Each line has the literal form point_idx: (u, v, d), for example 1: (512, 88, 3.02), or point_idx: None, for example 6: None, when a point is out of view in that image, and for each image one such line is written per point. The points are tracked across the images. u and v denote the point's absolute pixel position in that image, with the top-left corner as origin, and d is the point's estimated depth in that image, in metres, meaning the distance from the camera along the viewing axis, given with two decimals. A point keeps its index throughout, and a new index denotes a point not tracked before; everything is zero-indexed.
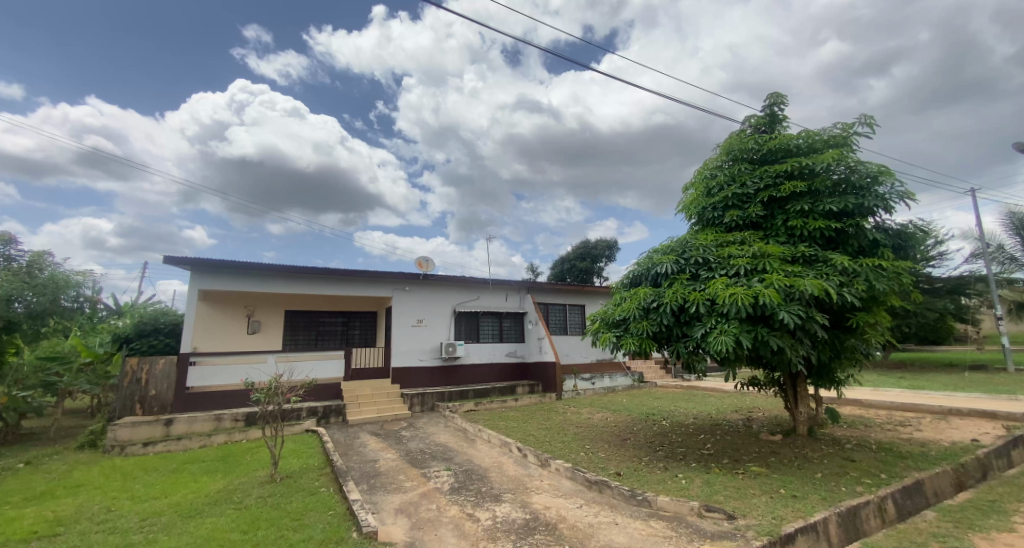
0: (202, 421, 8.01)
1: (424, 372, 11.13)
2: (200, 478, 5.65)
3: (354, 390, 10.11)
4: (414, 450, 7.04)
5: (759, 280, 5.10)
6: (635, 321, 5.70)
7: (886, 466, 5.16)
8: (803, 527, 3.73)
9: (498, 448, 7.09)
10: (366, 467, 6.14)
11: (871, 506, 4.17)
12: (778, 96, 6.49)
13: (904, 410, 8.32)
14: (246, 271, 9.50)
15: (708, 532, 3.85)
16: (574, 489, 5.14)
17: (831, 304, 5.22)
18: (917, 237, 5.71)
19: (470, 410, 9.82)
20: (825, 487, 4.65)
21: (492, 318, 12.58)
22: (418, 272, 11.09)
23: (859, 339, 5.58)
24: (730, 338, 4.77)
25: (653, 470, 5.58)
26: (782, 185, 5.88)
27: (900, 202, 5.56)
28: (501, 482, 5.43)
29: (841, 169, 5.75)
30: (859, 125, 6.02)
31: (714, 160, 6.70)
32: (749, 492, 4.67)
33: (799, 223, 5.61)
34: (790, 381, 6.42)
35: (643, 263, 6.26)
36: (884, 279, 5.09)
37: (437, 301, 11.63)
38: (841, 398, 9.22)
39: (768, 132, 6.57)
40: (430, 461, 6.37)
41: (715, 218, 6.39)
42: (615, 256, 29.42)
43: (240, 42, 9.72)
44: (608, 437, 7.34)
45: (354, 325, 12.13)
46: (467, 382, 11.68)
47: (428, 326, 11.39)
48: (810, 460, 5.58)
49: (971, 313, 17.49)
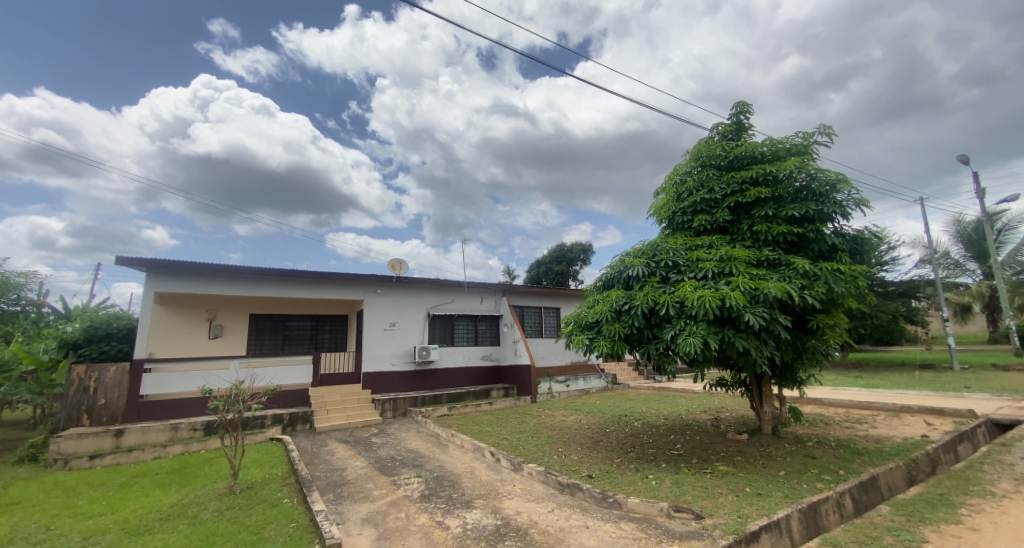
0: (157, 431, 7.60)
1: (397, 377, 10.93)
2: (151, 492, 5.34)
3: (322, 397, 9.80)
4: (385, 457, 6.87)
5: (726, 283, 5.22)
6: (607, 323, 5.75)
7: (844, 463, 5.36)
8: (767, 525, 3.81)
9: (472, 453, 7.00)
10: (334, 476, 5.94)
11: (830, 502, 4.32)
12: (744, 105, 6.71)
13: (861, 408, 8.71)
14: (209, 274, 9.10)
15: (677, 532, 3.89)
16: (547, 493, 5.12)
17: (793, 306, 5.39)
18: (873, 242, 5.96)
19: (443, 415, 9.69)
20: (788, 485, 4.79)
21: (467, 321, 12.47)
22: (391, 274, 10.88)
23: (819, 340, 5.78)
24: (698, 340, 4.86)
25: (624, 471, 5.62)
26: (748, 191, 6.06)
27: (856, 209, 5.81)
28: (473, 488, 5.36)
29: (802, 176, 5.96)
30: (818, 134, 6.27)
31: (684, 166, 6.85)
32: (716, 491, 4.75)
33: (763, 227, 5.78)
34: (756, 381, 6.62)
35: (615, 266, 6.34)
36: (842, 283, 5.30)
37: (411, 303, 11.45)
38: (803, 397, 9.57)
39: (734, 139, 6.76)
40: (400, 469, 6.22)
41: (684, 222, 6.53)
42: (590, 260, 29.75)
43: (204, 36, 9.29)
44: (581, 439, 7.37)
45: (323, 329, 11.82)
46: (441, 386, 11.52)
47: (401, 330, 11.19)
48: (774, 458, 5.75)
49: (921, 314, 18.53)
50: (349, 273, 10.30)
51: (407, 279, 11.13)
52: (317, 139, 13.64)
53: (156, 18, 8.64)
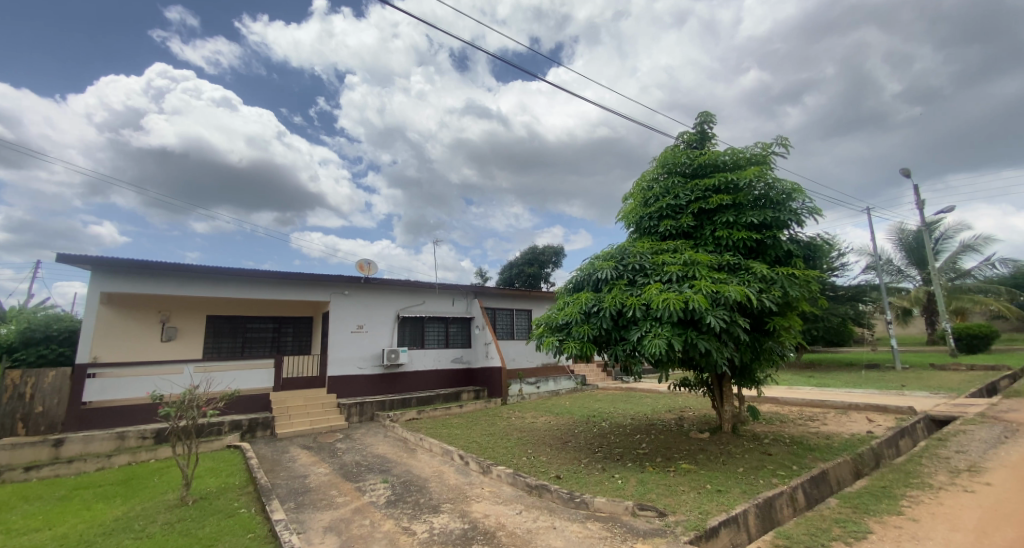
0: (101, 440, 7.15)
1: (364, 380, 10.70)
2: (93, 506, 5.01)
3: (284, 401, 9.47)
4: (350, 463, 6.71)
5: (689, 286, 5.39)
6: (577, 325, 5.83)
7: (797, 459, 5.63)
8: (726, 520, 3.95)
9: (440, 457, 6.93)
10: (295, 484, 5.75)
11: (784, 496, 4.52)
12: (708, 115, 6.95)
13: (813, 405, 9.18)
14: (162, 274, 8.64)
15: (641, 530, 3.97)
16: (515, 495, 5.13)
17: (752, 309, 5.62)
18: (824, 248, 6.29)
19: (412, 418, 9.56)
20: (746, 481, 4.98)
21: (438, 323, 12.33)
22: (359, 275, 10.64)
23: (775, 342, 6.04)
24: (663, 341, 4.99)
25: (592, 471, 5.70)
26: (710, 198, 6.28)
27: (810, 217, 6.12)
28: (440, 492, 5.30)
29: (761, 185, 6.23)
30: (776, 145, 6.57)
31: (651, 173, 7.03)
32: (679, 489, 4.89)
33: (724, 233, 6.01)
34: (717, 381, 6.86)
35: (585, 269, 6.44)
36: (797, 287, 5.58)
37: (380, 305, 11.23)
38: (761, 396, 10.00)
39: (699, 148, 7.00)
40: (365, 474, 6.08)
41: (651, 227, 6.70)
42: (561, 262, 30.04)
43: (160, 23, 8.81)
44: (550, 440, 7.43)
45: (286, 331, 11.43)
46: (409, 389, 11.35)
47: (369, 332, 10.96)
48: (734, 455, 5.98)
49: (867, 317, 19.73)
50: (315, 274, 10.00)
51: (376, 280, 10.90)
52: (282, 134, 13.21)
53: (106, 3, 8.13)
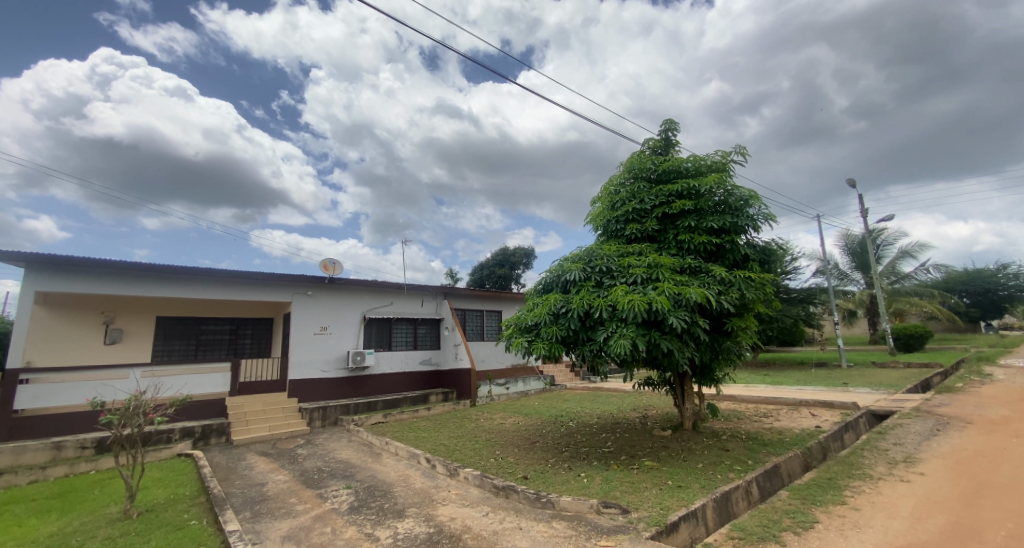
0: (35, 451, 6.63)
1: (327, 383, 10.41)
2: (24, 522, 4.63)
3: (242, 407, 9.09)
4: (311, 469, 6.50)
5: (653, 288, 5.54)
6: (545, 325, 5.88)
7: (752, 454, 5.90)
8: (686, 515, 4.07)
9: (407, 460, 6.81)
10: (251, 493, 5.51)
11: (740, 490, 4.71)
12: (671, 123, 7.17)
13: (767, 403, 9.62)
14: (107, 272, 8.11)
15: (605, 528, 4.05)
16: (482, 497, 5.11)
17: (711, 310, 5.83)
18: (778, 253, 6.61)
19: (378, 422, 9.37)
20: (705, 476, 5.16)
21: (406, 324, 12.14)
22: (323, 275, 10.33)
23: (733, 342, 6.29)
24: (628, 341, 5.10)
25: (558, 471, 5.76)
26: (674, 203, 6.48)
27: (765, 223, 6.41)
28: (406, 496, 5.22)
29: (721, 191, 6.47)
30: (735, 154, 6.84)
31: (617, 177, 7.18)
32: (642, 485, 5.00)
33: (686, 237, 6.21)
34: (679, 380, 7.07)
35: (554, 270, 6.51)
36: (753, 289, 5.83)
37: (346, 306, 10.95)
38: (720, 394, 10.40)
39: (663, 154, 7.21)
40: (328, 481, 5.91)
41: (618, 230, 6.85)
42: (532, 263, 30.21)
43: (108, 6, 8.28)
44: (518, 441, 7.46)
45: (244, 333, 10.96)
46: (375, 392, 11.12)
47: (334, 334, 10.67)
48: (694, 451, 6.19)
49: (816, 318, 20.89)
50: (277, 273, 9.64)
51: (341, 280, 10.62)
52: None
53: None
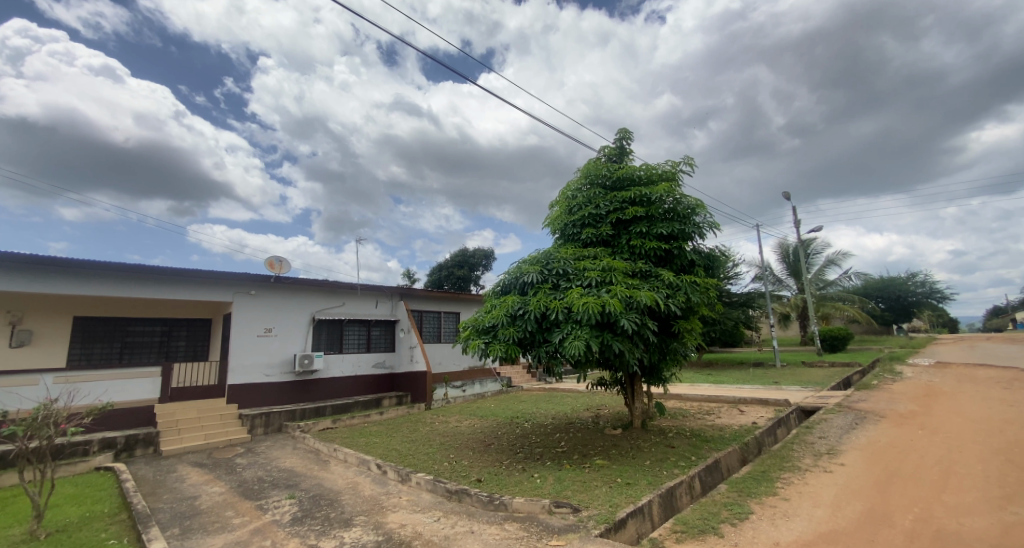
0: None
1: (271, 389, 9.88)
2: None
3: (172, 414, 8.43)
4: (250, 480, 6.13)
5: (607, 291, 5.69)
6: (502, 327, 5.88)
7: (696, 450, 6.19)
8: (633, 511, 4.19)
9: (356, 467, 6.59)
10: (181, 507, 5.12)
11: (683, 485, 4.92)
12: (626, 132, 7.42)
13: (710, 400, 10.12)
14: (10, 266, 7.24)
15: (556, 527, 4.09)
16: (434, 502, 5.02)
17: (660, 313, 6.06)
18: (721, 259, 6.98)
19: (326, 428, 9.00)
20: (652, 473, 5.35)
21: (359, 326, 11.75)
22: (268, 274, 9.79)
23: (679, 343, 6.57)
24: (582, 343, 5.20)
25: (512, 472, 5.78)
26: (627, 210, 6.69)
27: (710, 231, 6.76)
28: (354, 504, 5.04)
29: (670, 199, 6.75)
30: (683, 164, 7.16)
31: (575, 183, 7.34)
32: (592, 484, 5.12)
33: (638, 242, 6.43)
34: (629, 380, 7.28)
35: (512, 272, 6.54)
36: (698, 293, 6.11)
37: (294, 307, 10.45)
38: (668, 393, 10.84)
39: (618, 162, 7.44)
40: (269, 491, 5.60)
41: (574, 234, 6.98)
42: (491, 265, 30.13)
43: None
44: (472, 443, 7.41)
45: (178, 335, 10.19)
46: (323, 396, 10.68)
47: (279, 336, 10.14)
48: (642, 449, 6.41)
49: (755, 321, 22.33)
50: (215, 272, 9.02)
51: (288, 280, 10.11)
52: None
53: None
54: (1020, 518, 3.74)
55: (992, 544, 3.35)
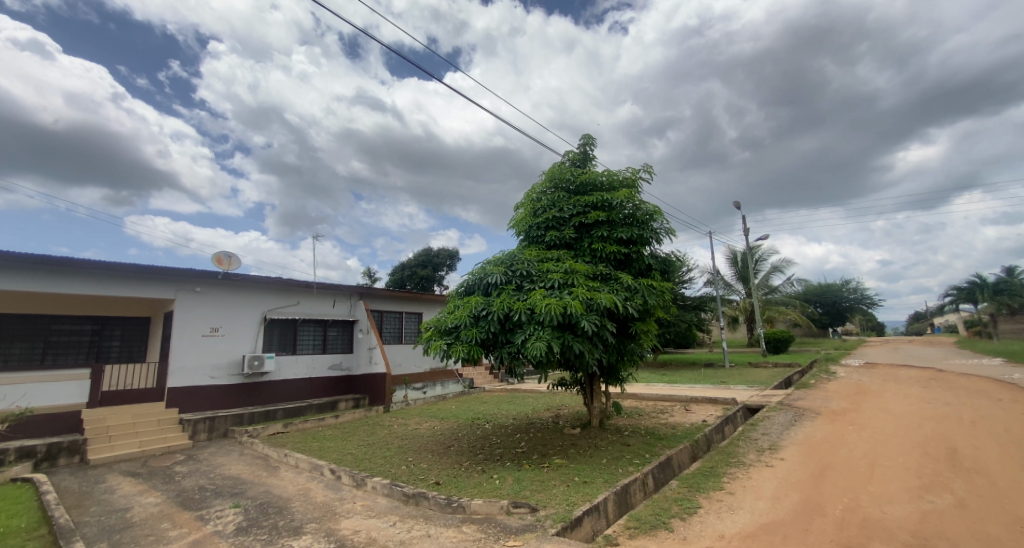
0: None
1: (216, 392, 9.35)
2: None
3: (103, 420, 7.81)
4: (190, 489, 5.77)
5: (569, 293, 5.78)
6: (465, 328, 5.84)
7: (650, 447, 6.41)
8: (589, 509, 4.27)
9: (308, 473, 6.34)
10: (110, 520, 4.74)
11: (638, 483, 5.07)
12: (589, 138, 7.56)
13: (664, 400, 10.49)
14: None
15: (514, 528, 4.11)
16: (390, 506, 4.92)
17: (619, 315, 6.22)
18: (676, 264, 7.26)
19: (276, 433, 8.61)
20: (608, 471, 5.49)
21: (314, 326, 11.32)
22: (215, 270, 9.25)
23: (636, 344, 6.76)
24: (544, 343, 5.25)
25: (471, 474, 5.75)
26: (589, 214, 6.84)
27: (666, 236, 7.01)
28: (305, 512, 4.85)
29: (630, 205, 6.95)
30: (643, 172, 7.38)
31: (539, 186, 7.41)
32: (550, 483, 5.18)
33: (599, 246, 6.57)
34: (588, 380, 7.41)
35: (476, 272, 6.51)
36: (654, 296, 6.33)
37: (243, 306, 9.93)
38: (625, 393, 11.15)
39: (581, 167, 7.58)
40: (211, 500, 5.29)
41: (538, 236, 7.06)
42: (455, 266, 29.86)
43: None
44: (431, 446, 7.31)
45: (110, 334, 9.46)
46: (274, 399, 10.22)
47: (226, 336, 9.61)
48: (599, 447, 6.56)
49: (706, 323, 23.43)
50: (155, 267, 8.41)
51: (237, 276, 9.59)
52: None
53: None
54: (935, 506, 4.11)
55: (911, 531, 3.66)
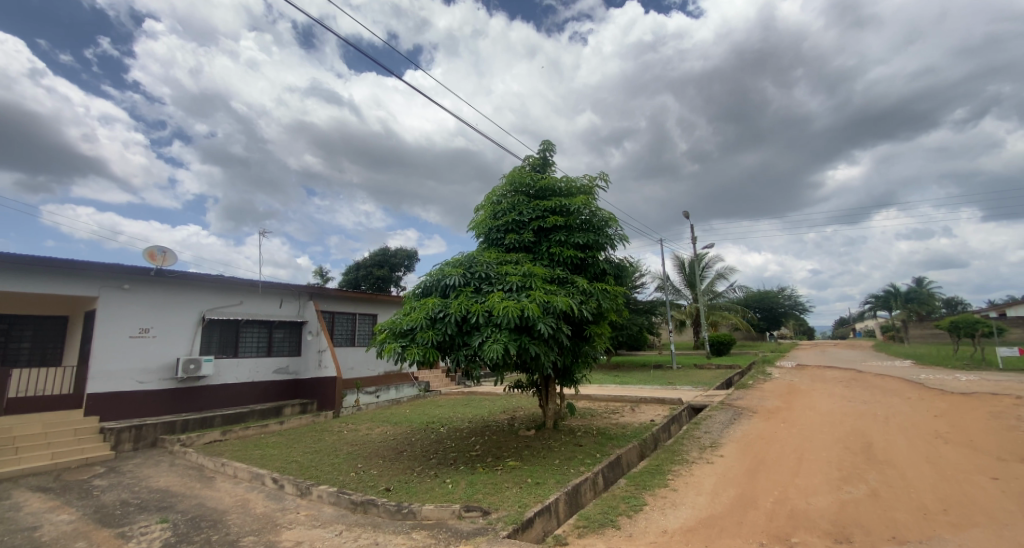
0: None
1: (145, 398, 8.65)
2: None
3: (7, 430, 6.99)
4: (111, 504, 5.29)
5: (526, 295, 5.82)
6: (421, 330, 5.73)
7: (601, 447, 6.58)
8: (540, 510, 4.32)
9: (247, 483, 5.99)
10: (12, 541, 4.26)
11: (588, 482, 5.19)
12: (549, 144, 7.68)
13: (614, 400, 10.80)
14: None
15: (465, 532, 4.08)
16: (336, 515, 4.74)
17: (574, 318, 6.34)
18: (629, 270, 7.50)
19: (212, 441, 8.07)
20: (560, 471, 5.58)
21: (259, 327, 10.74)
22: (147, 266, 8.57)
23: (591, 346, 6.91)
24: (500, 346, 5.25)
25: (423, 479, 5.65)
26: (548, 218, 6.93)
27: (620, 243, 7.22)
28: (242, 524, 4.58)
29: (587, 211, 7.12)
30: (599, 179, 7.57)
31: (499, 189, 7.44)
32: (503, 485, 5.19)
33: (557, 250, 6.68)
34: (544, 382, 7.51)
35: (434, 274, 6.44)
36: (608, 300, 6.50)
37: (178, 305, 9.26)
38: (579, 394, 11.39)
39: (540, 172, 7.68)
40: (135, 516, 4.88)
41: (498, 239, 7.09)
42: (413, 266, 29.34)
43: None
44: (383, 451, 7.12)
45: (19, 336, 8.52)
46: (211, 405, 9.58)
47: (158, 338, 8.91)
48: (552, 448, 6.65)
49: (655, 326, 24.59)
50: (76, 261, 7.68)
51: (171, 274, 8.94)
52: None
53: None
54: (852, 496, 4.49)
55: (832, 519, 3.98)
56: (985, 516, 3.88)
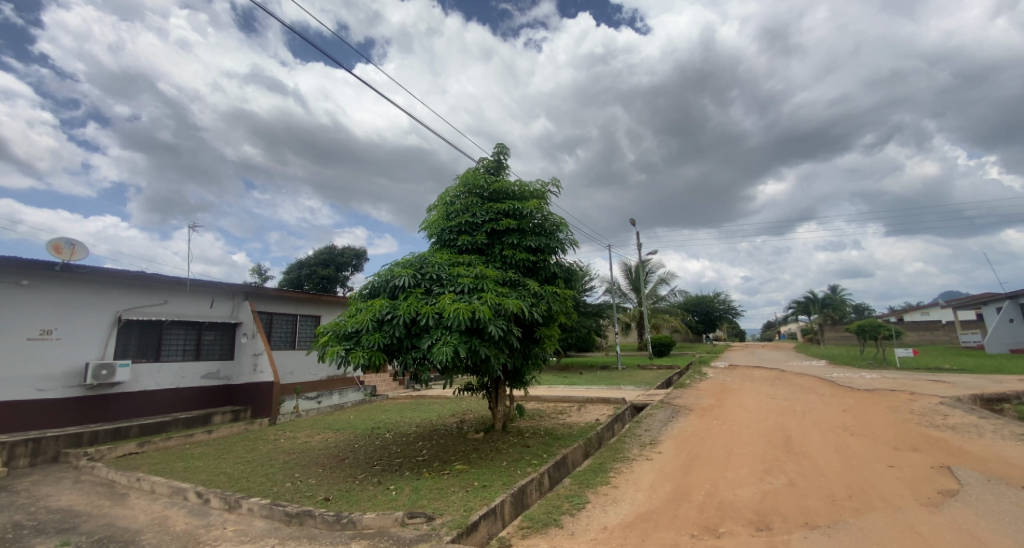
0: None
1: (46, 407, 7.71)
2: None
3: None
4: (1, 528, 4.67)
5: (478, 297, 5.81)
6: (367, 333, 5.55)
7: (548, 448, 6.69)
8: (486, 513, 4.31)
9: (166, 499, 5.50)
10: None
11: (534, 483, 5.25)
12: (503, 147, 7.72)
13: (560, 401, 11.02)
14: None
15: (407, 539, 3.99)
16: (268, 529, 4.47)
17: (525, 320, 6.40)
18: (579, 273, 7.67)
19: (127, 455, 7.34)
20: (507, 473, 5.61)
21: (185, 329, 9.93)
22: (53, 261, 7.68)
23: (540, 348, 7.00)
24: (450, 348, 5.18)
25: (366, 487, 5.47)
26: (501, 221, 6.95)
27: (570, 247, 7.38)
28: (159, 544, 4.20)
29: (540, 215, 7.21)
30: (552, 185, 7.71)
31: (453, 190, 7.39)
32: (449, 490, 5.13)
33: (509, 253, 6.72)
34: (493, 384, 7.52)
35: (382, 274, 6.27)
36: (557, 303, 6.62)
37: (89, 304, 8.35)
38: (527, 395, 11.52)
39: (495, 174, 7.70)
40: (29, 540, 4.34)
41: (450, 240, 7.04)
42: (361, 266, 28.40)
43: None
44: (324, 459, 6.82)
45: None
46: (127, 414, 8.71)
47: (63, 341, 8.00)
48: (500, 450, 6.67)
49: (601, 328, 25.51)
50: None
51: (81, 269, 8.06)
52: None
53: None
54: (773, 486, 4.87)
55: (755, 508, 4.30)
56: (883, 500, 4.34)
